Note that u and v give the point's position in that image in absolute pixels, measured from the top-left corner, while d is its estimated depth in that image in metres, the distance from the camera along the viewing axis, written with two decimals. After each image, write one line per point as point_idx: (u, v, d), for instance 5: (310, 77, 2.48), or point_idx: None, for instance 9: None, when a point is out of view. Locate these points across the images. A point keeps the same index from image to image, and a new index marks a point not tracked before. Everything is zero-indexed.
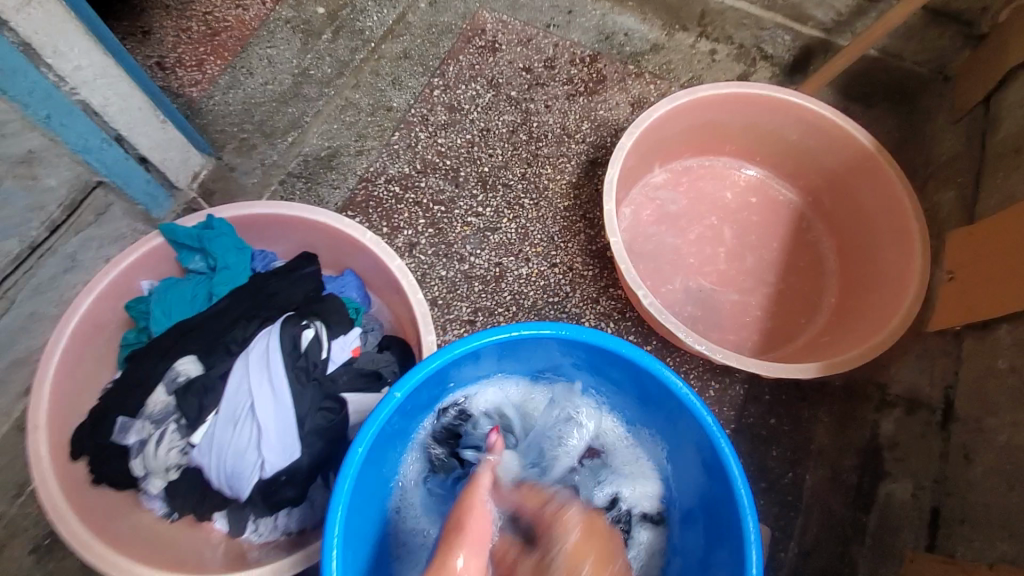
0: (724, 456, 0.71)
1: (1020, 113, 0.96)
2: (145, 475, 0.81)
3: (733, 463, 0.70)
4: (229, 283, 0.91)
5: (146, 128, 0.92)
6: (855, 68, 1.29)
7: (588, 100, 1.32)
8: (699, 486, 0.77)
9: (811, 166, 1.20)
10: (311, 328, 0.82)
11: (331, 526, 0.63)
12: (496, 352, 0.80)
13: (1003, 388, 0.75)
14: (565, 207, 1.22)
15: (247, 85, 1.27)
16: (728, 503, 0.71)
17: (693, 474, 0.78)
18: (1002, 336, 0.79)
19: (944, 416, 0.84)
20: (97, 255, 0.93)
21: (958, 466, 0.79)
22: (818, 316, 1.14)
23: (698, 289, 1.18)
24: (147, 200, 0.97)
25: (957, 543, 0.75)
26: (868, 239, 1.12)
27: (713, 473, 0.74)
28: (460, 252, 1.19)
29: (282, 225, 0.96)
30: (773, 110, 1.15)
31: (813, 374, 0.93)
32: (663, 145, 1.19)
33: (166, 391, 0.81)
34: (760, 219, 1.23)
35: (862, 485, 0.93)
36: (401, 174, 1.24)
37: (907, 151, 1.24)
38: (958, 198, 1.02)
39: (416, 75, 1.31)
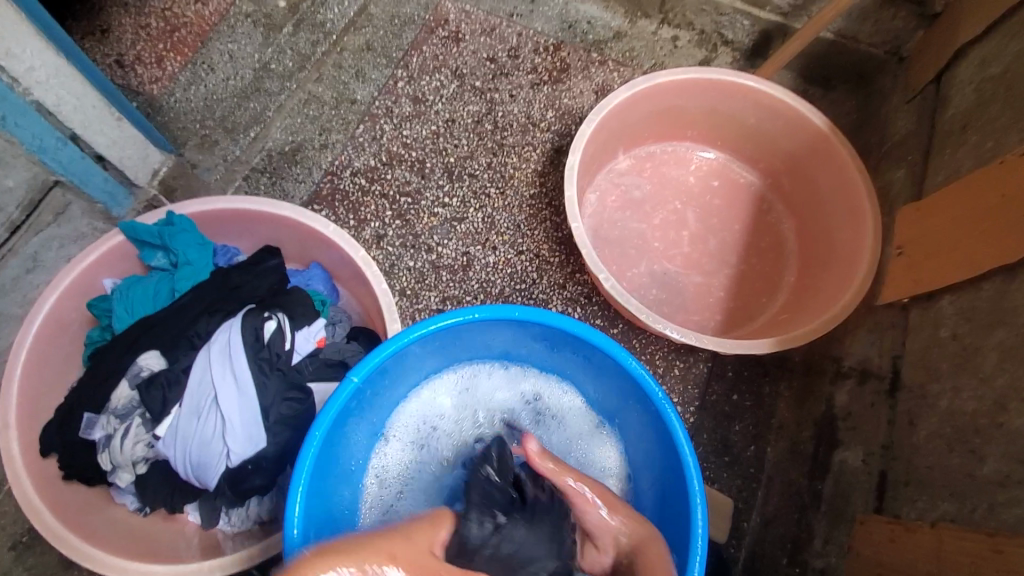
0: (672, 424, 0.74)
1: (964, 92, 0.99)
2: (113, 470, 0.81)
3: (679, 430, 0.73)
4: (192, 278, 0.91)
5: (103, 126, 0.91)
6: (813, 51, 1.31)
7: (553, 89, 1.33)
8: (651, 457, 0.81)
9: (769, 148, 1.23)
10: (273, 320, 0.82)
11: (291, 507, 0.66)
12: (453, 337, 0.82)
13: (943, 355, 0.79)
14: (531, 195, 1.24)
15: (209, 81, 1.26)
16: (676, 470, 0.75)
17: (645, 445, 0.82)
18: (944, 306, 0.82)
19: (892, 384, 0.87)
20: (58, 255, 0.93)
21: (903, 431, 0.81)
22: (778, 294, 1.18)
23: (663, 272, 1.20)
24: (107, 198, 0.96)
25: (903, 505, 0.77)
26: (824, 218, 1.15)
27: (664, 444, 0.77)
28: (428, 242, 1.20)
29: (244, 220, 0.96)
30: (730, 94, 1.17)
31: (769, 349, 0.96)
32: (625, 131, 1.21)
33: (131, 386, 0.81)
34: (722, 202, 1.26)
35: (818, 455, 0.95)
36: (366, 167, 1.24)
37: (864, 131, 1.27)
38: (908, 175, 1.05)
39: (380, 68, 1.31)
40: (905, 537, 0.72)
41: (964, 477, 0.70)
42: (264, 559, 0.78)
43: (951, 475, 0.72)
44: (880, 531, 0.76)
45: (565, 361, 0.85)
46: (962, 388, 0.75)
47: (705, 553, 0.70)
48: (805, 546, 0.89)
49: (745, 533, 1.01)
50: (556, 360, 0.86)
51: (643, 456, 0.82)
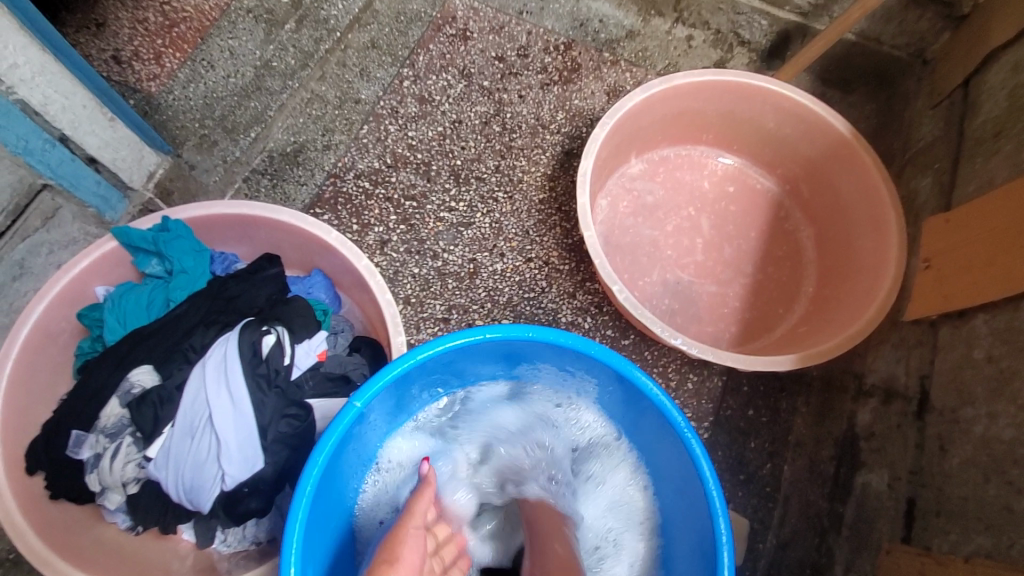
0: (695, 454, 0.70)
1: (995, 98, 0.95)
2: (102, 490, 0.77)
3: (703, 462, 0.69)
4: (187, 287, 0.87)
5: (94, 126, 0.87)
6: (833, 53, 1.27)
7: (563, 89, 1.29)
8: (676, 493, 0.76)
9: (788, 153, 1.18)
10: (272, 334, 0.79)
11: (289, 542, 0.61)
12: (468, 355, 0.78)
13: (977, 378, 0.74)
14: (540, 200, 1.20)
15: (208, 79, 1.22)
16: (702, 506, 0.71)
17: (668, 478, 0.78)
18: (978, 325, 0.77)
19: (920, 405, 0.82)
20: (47, 261, 0.88)
21: (933, 457, 0.77)
22: (796, 306, 1.14)
23: (676, 281, 1.16)
24: (99, 202, 0.92)
25: (933, 536, 0.73)
26: (845, 227, 1.10)
27: (688, 477, 0.73)
28: (434, 248, 1.16)
29: (243, 226, 0.93)
30: (748, 98, 1.13)
31: (789, 366, 0.92)
32: (639, 135, 1.17)
33: (121, 403, 0.77)
34: (738, 208, 1.22)
35: (839, 476, 0.92)
36: (370, 169, 1.20)
37: (885, 136, 1.23)
38: (934, 184, 1.01)
39: (385, 66, 1.27)
40: (937, 571, 0.68)
41: (1002, 511, 0.66)
42: None
43: (988, 508, 0.67)
44: (909, 564, 0.72)
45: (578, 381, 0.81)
46: (998, 414, 0.70)
47: None
48: None
49: (761, 555, 0.96)
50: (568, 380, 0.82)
51: (668, 492, 0.78)
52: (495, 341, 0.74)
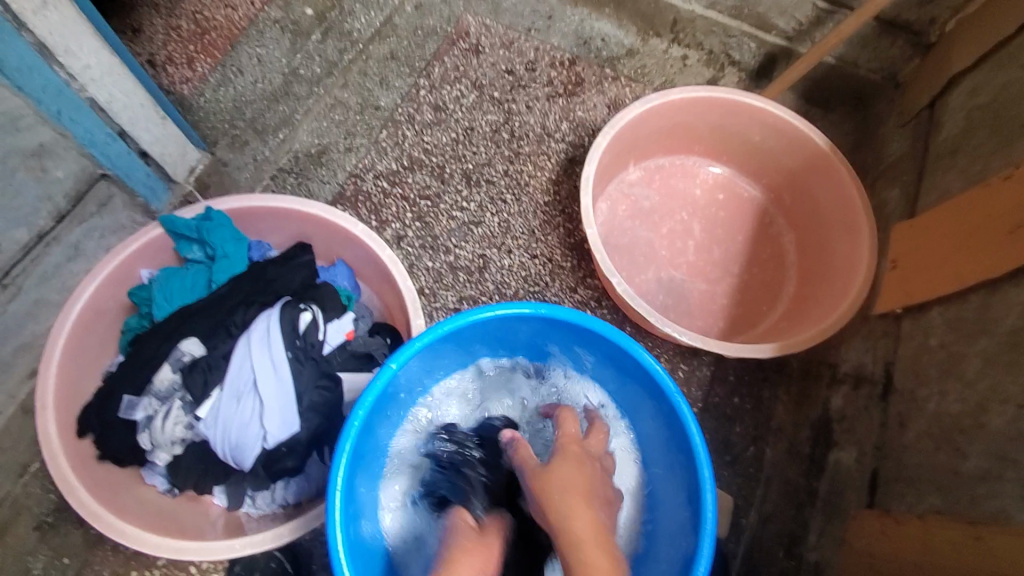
0: (684, 416, 0.80)
1: (955, 117, 1.06)
2: (151, 449, 0.85)
3: (691, 422, 0.79)
4: (228, 271, 0.96)
5: (148, 123, 0.96)
6: (815, 75, 1.39)
7: (567, 101, 1.39)
8: (665, 456, 0.86)
9: (772, 165, 1.29)
10: (308, 312, 0.87)
11: (334, 483, 0.70)
12: (485, 331, 0.87)
13: (931, 361, 0.84)
14: (545, 202, 1.30)
15: (238, 84, 1.32)
16: (688, 462, 0.80)
17: (659, 444, 0.87)
18: (933, 316, 0.87)
19: (884, 388, 0.92)
20: (98, 245, 0.97)
21: (894, 432, 0.86)
22: (779, 304, 1.24)
23: (669, 279, 1.26)
24: (147, 192, 1.01)
25: (893, 500, 0.82)
26: (824, 232, 1.21)
27: (677, 438, 0.82)
28: (446, 244, 1.25)
29: (276, 217, 1.01)
30: (737, 113, 1.24)
31: (770, 354, 1.02)
32: (636, 144, 1.27)
33: (173, 369, 0.85)
34: (726, 214, 1.32)
35: (814, 454, 1.01)
36: (388, 170, 1.30)
37: (861, 152, 1.34)
38: (902, 193, 1.12)
39: (403, 76, 1.37)
40: (894, 529, 0.77)
41: (948, 473, 0.75)
42: (289, 539, 0.82)
43: (937, 470, 0.76)
44: (872, 525, 0.81)
45: (582, 357, 0.91)
46: (948, 391, 0.80)
47: (714, 535, 0.75)
48: (801, 541, 0.95)
49: (744, 529, 1.06)
50: (572, 356, 0.92)
51: (658, 458, 0.87)
52: (510, 315, 0.83)
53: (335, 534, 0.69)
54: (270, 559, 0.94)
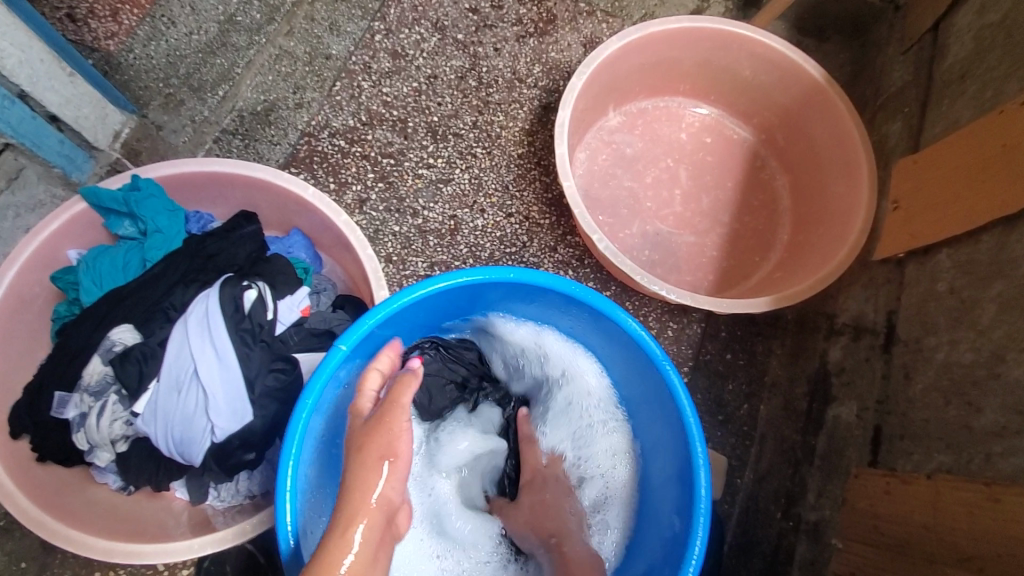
0: (673, 384, 0.73)
1: (964, 39, 0.96)
2: (90, 449, 0.77)
3: (680, 392, 0.72)
4: (163, 247, 0.86)
5: (52, 82, 0.83)
6: (808, 1, 1.27)
7: (540, 41, 1.27)
8: (657, 422, 0.79)
9: (763, 102, 1.19)
10: (253, 288, 0.78)
11: (283, 479, 0.65)
12: (452, 301, 0.80)
13: (940, 309, 0.77)
14: (519, 155, 1.19)
15: (171, 38, 1.12)
16: (679, 431, 0.74)
17: (647, 408, 0.80)
18: (942, 260, 0.80)
19: (887, 338, 0.85)
20: (15, 225, 0.86)
21: (899, 385, 0.80)
22: (772, 253, 1.16)
23: (655, 233, 1.17)
24: (65, 162, 0.89)
25: (898, 457, 0.76)
26: (818, 173, 1.12)
27: (666, 408, 0.76)
28: (414, 206, 1.15)
29: (216, 184, 0.91)
30: (725, 44, 1.12)
31: (764, 307, 0.95)
32: (617, 86, 1.16)
33: (104, 361, 0.76)
34: (715, 158, 1.23)
35: (811, 411, 0.96)
36: (345, 127, 1.18)
37: (857, 84, 1.24)
38: (904, 127, 1.02)
39: (355, 20, 1.23)
40: (901, 488, 0.72)
41: (961, 428, 0.69)
42: (255, 534, 0.75)
43: (947, 426, 0.70)
44: (875, 484, 0.76)
45: (555, 317, 0.83)
46: (959, 340, 0.73)
47: (709, 513, 0.69)
48: (799, 500, 0.90)
49: (739, 489, 1.02)
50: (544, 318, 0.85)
51: (647, 416, 0.81)
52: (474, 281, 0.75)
53: (282, 504, 0.64)
54: (241, 551, 0.89)
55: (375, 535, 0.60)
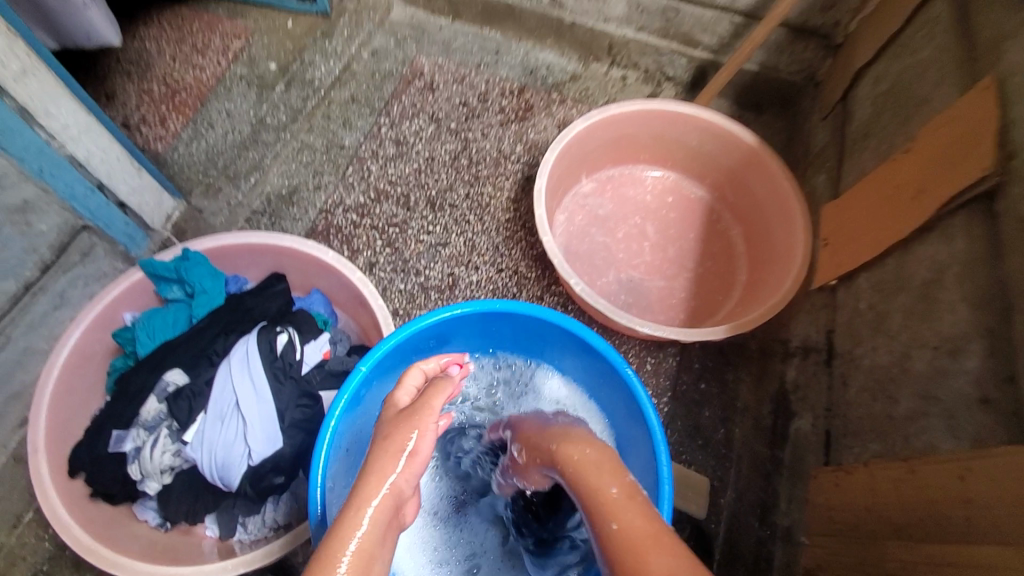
0: (633, 384, 0.88)
1: (863, 106, 1.17)
2: (142, 479, 0.89)
3: (640, 390, 0.87)
4: (207, 305, 1.02)
5: (124, 176, 1.02)
6: (742, 83, 1.53)
7: (520, 126, 1.51)
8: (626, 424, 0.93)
9: (712, 165, 1.39)
10: (284, 333, 0.93)
11: (313, 478, 0.75)
12: (451, 334, 0.96)
13: (862, 322, 0.91)
14: (507, 219, 1.38)
15: (209, 137, 1.41)
16: (644, 428, 0.87)
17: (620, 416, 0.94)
18: (862, 283, 0.95)
19: (828, 353, 0.99)
20: (82, 293, 1.02)
21: (840, 391, 0.91)
22: (733, 292, 1.32)
23: (628, 279, 1.34)
24: (127, 240, 1.07)
25: (844, 453, 0.84)
26: (764, 221, 1.31)
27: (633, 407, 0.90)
28: (417, 266, 1.32)
29: (251, 253, 1.08)
30: (673, 120, 1.34)
31: (723, 334, 1.09)
32: (587, 158, 1.38)
33: (159, 400, 0.91)
34: (677, 214, 1.42)
35: (777, 426, 1.07)
36: (356, 204, 1.38)
37: (792, 146, 1.46)
38: (828, 179, 1.21)
39: (365, 116, 1.49)
40: (846, 479, 0.80)
41: (885, 418, 0.77)
42: (282, 554, 0.83)
43: (876, 419, 0.79)
44: (826, 479, 0.85)
45: (539, 343, 1.00)
46: (878, 347, 0.84)
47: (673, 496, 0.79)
48: (773, 508, 0.99)
49: (723, 508, 1.08)
50: (530, 346, 1.02)
51: (621, 423, 0.95)
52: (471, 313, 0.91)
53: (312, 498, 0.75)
54: None
55: (384, 518, 0.64)
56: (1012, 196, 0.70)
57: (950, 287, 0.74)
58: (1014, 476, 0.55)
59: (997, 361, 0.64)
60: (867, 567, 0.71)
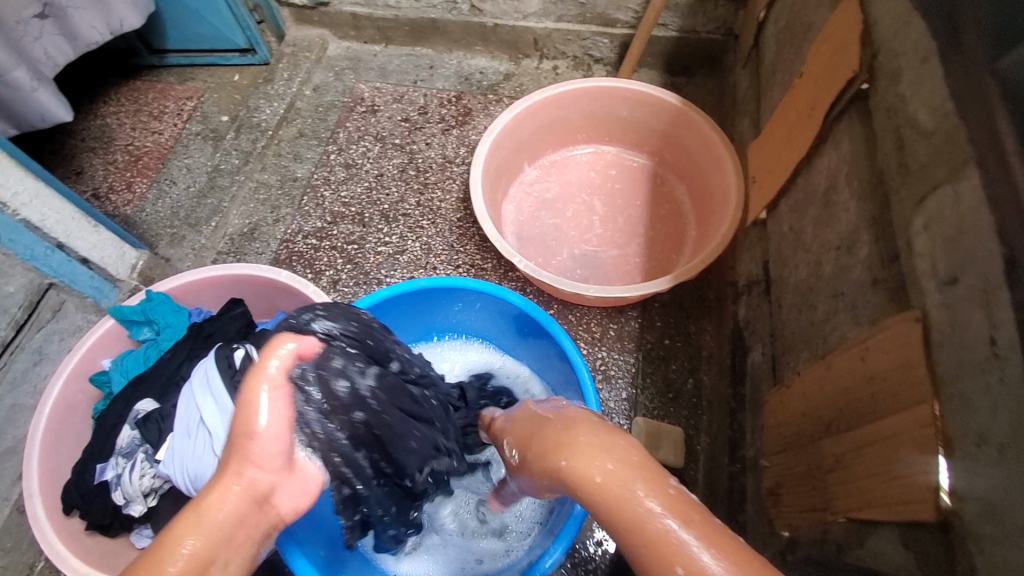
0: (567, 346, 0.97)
1: (770, 47, 1.21)
2: (127, 503, 0.93)
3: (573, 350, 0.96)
4: (172, 337, 1.09)
5: (82, 233, 1.09)
6: (668, 51, 1.57)
7: (461, 130, 1.57)
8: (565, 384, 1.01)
9: (646, 132, 1.43)
10: (241, 349, 0.94)
11: None
12: (406, 313, 1.09)
13: (786, 244, 0.93)
14: (459, 219, 1.43)
15: (172, 193, 1.49)
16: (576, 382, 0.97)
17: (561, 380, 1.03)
18: (783, 208, 0.97)
19: (766, 283, 1.01)
20: (60, 347, 1.09)
21: (777, 314, 0.93)
22: (685, 249, 1.34)
23: (582, 254, 1.37)
24: (95, 292, 1.14)
25: (785, 370, 0.87)
26: (702, 175, 1.33)
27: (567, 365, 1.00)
28: (378, 276, 1.37)
29: (212, 287, 1.14)
30: (599, 96, 1.39)
31: (667, 284, 1.11)
32: (524, 148, 1.43)
33: (132, 427, 0.96)
34: (623, 185, 1.46)
35: (736, 365, 1.08)
36: (314, 229, 1.44)
37: (724, 101, 1.50)
38: (752, 122, 1.25)
39: (313, 148, 1.57)
40: (787, 393, 0.82)
41: (809, 326, 0.80)
42: None
43: (803, 329, 0.81)
44: (774, 400, 0.87)
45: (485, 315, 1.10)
46: (799, 262, 0.87)
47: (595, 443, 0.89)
48: (741, 443, 0.99)
49: (699, 454, 1.10)
50: (478, 319, 1.12)
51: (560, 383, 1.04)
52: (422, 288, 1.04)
53: None
54: None
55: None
56: (878, 89, 0.72)
57: (845, 189, 0.77)
58: (896, 342, 0.58)
59: (883, 245, 0.66)
60: (812, 469, 0.71)
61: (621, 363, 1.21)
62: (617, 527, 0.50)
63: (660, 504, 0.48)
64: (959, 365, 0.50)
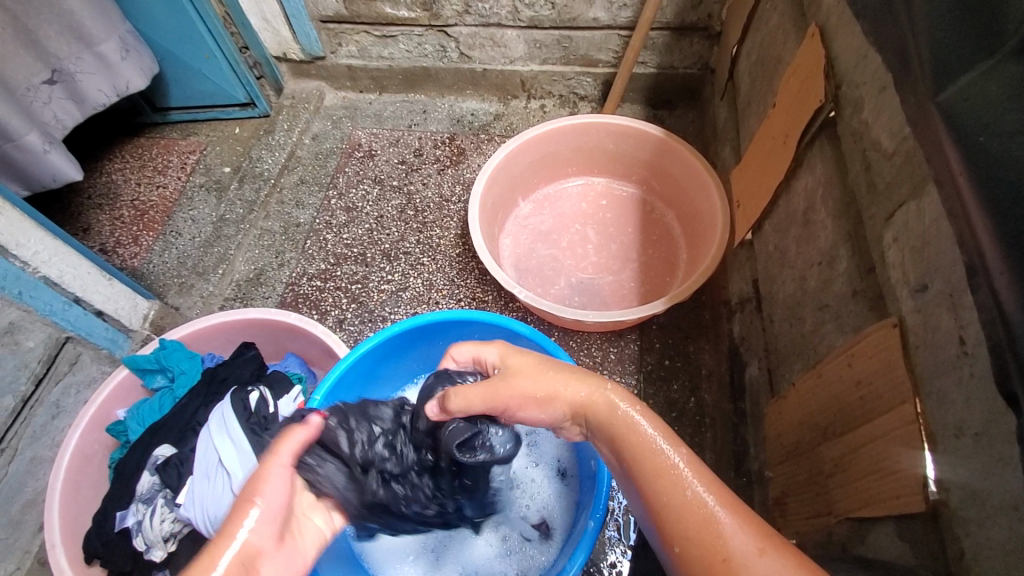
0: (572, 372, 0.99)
1: (744, 79, 1.29)
2: (147, 549, 0.95)
3: None
4: (187, 384, 1.11)
5: (98, 287, 1.14)
6: (648, 86, 1.66)
7: (455, 170, 1.64)
8: None
9: (632, 163, 1.50)
10: (255, 391, 1.02)
11: None
12: (415, 346, 1.12)
13: (772, 262, 0.99)
14: (458, 254, 1.49)
15: (179, 244, 1.53)
16: None
17: None
18: (767, 229, 1.03)
19: (757, 300, 1.05)
20: (76, 399, 1.12)
21: (769, 329, 0.97)
22: (678, 272, 1.39)
23: (580, 281, 1.42)
24: (109, 343, 1.17)
25: (780, 382, 0.90)
26: (688, 200, 1.40)
27: None
28: (382, 314, 1.41)
29: (223, 333, 1.18)
30: (586, 132, 1.46)
31: (663, 306, 1.15)
32: (518, 183, 1.49)
33: (151, 473, 0.99)
34: (614, 214, 1.52)
35: (734, 381, 1.11)
36: (319, 271, 1.49)
37: (705, 130, 1.58)
38: (732, 149, 1.32)
39: (314, 194, 1.63)
40: (784, 405, 0.86)
41: (799, 338, 0.84)
42: None
43: (795, 342, 0.86)
44: (773, 412, 0.90)
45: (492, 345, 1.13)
46: (785, 278, 0.92)
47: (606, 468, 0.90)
48: (746, 456, 1.02)
49: None
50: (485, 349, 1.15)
51: None
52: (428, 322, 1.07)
53: None
54: None
55: None
56: (844, 116, 0.78)
57: (821, 209, 0.82)
58: (880, 347, 0.62)
59: (860, 259, 0.71)
60: (813, 475, 0.74)
61: (624, 386, 1.24)
62: (666, 509, 0.59)
63: (732, 524, 0.56)
64: (936, 363, 0.54)
